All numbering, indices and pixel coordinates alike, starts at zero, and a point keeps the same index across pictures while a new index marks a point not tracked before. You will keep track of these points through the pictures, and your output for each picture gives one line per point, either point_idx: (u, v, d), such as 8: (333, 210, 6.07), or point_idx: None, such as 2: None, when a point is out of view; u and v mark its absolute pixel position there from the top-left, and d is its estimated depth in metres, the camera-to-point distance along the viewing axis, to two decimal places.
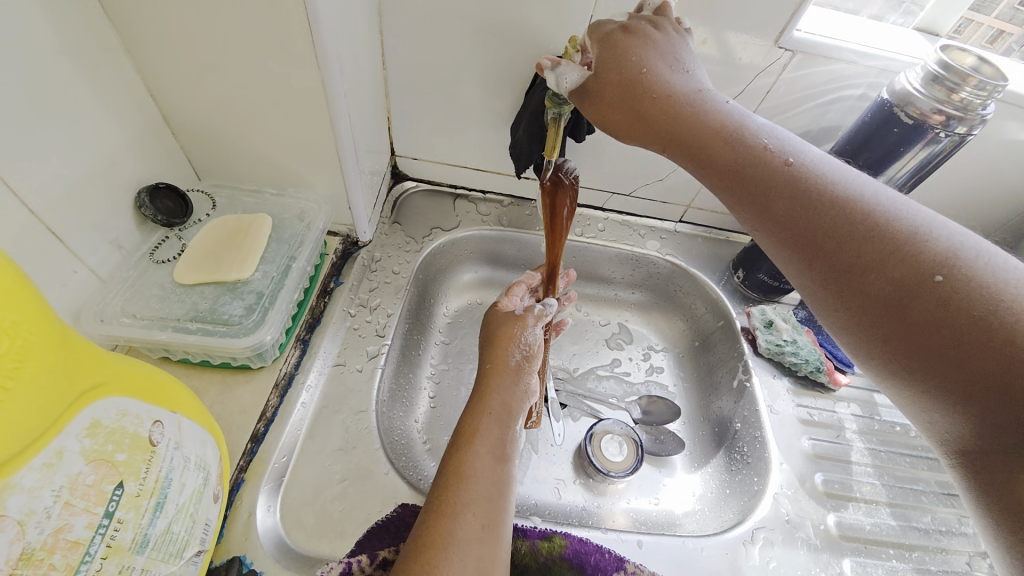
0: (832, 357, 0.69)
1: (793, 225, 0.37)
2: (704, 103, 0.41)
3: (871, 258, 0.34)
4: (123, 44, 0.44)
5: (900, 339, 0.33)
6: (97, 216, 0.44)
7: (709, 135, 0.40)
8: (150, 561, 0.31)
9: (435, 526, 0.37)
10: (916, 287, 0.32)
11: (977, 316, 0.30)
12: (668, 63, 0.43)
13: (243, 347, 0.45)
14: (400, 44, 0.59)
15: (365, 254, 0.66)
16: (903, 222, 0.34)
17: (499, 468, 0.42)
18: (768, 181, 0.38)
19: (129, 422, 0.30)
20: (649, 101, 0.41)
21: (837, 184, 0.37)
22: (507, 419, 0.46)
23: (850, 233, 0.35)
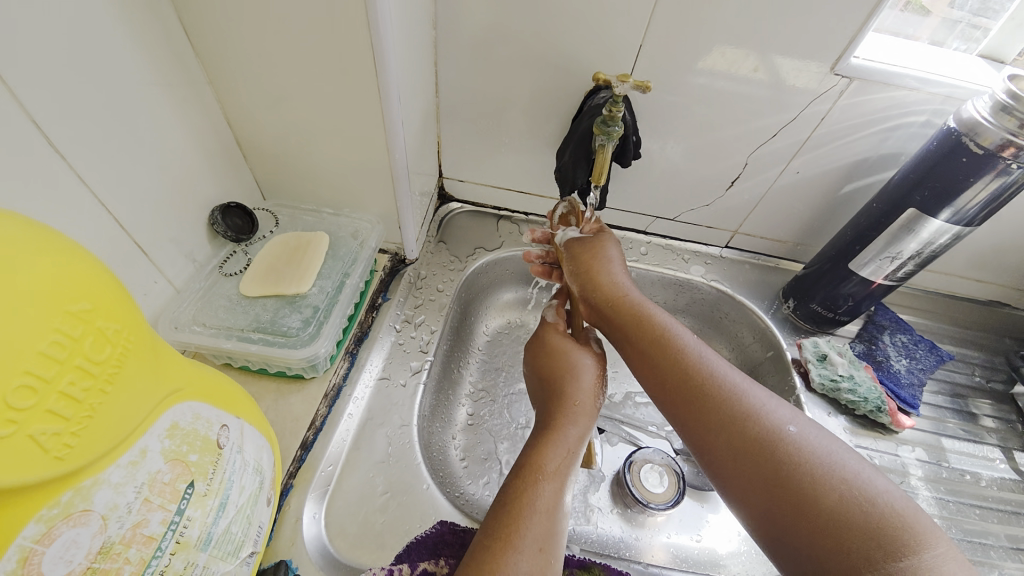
0: (894, 397, 0.64)
1: (678, 393, 0.45)
2: (640, 302, 0.52)
3: (726, 416, 0.41)
4: (209, 77, 0.48)
5: (743, 484, 0.39)
6: (177, 231, 0.48)
7: (655, 338, 0.48)
8: (210, 559, 0.33)
9: (496, 556, 0.37)
10: (755, 442, 0.39)
11: (800, 476, 0.37)
12: (619, 274, 0.56)
13: (299, 358, 0.47)
14: (453, 73, 0.62)
15: (412, 271, 0.68)
16: (751, 398, 0.42)
17: (560, 503, 0.43)
18: (672, 356, 0.46)
19: (200, 425, 0.32)
20: (628, 317, 0.51)
21: (720, 372, 0.45)
22: (572, 453, 0.47)
23: (724, 399, 0.42)
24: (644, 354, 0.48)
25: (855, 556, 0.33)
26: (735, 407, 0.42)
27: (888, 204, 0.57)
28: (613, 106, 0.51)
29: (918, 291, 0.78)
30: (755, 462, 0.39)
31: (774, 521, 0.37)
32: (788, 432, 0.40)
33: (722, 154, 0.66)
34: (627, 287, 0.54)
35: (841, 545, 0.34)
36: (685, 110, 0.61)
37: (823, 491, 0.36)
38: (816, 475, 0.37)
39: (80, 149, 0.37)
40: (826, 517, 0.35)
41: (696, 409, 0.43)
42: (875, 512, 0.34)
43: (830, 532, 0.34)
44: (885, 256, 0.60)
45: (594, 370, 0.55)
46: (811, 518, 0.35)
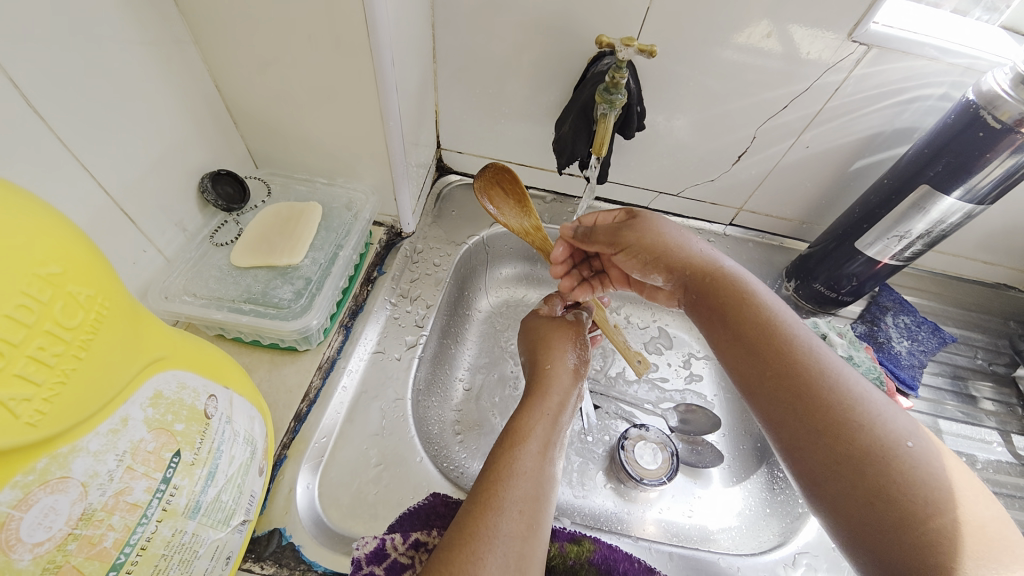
0: (894, 377, 0.64)
1: (775, 380, 0.41)
2: (732, 278, 0.47)
3: (831, 417, 0.37)
4: (194, 37, 0.46)
5: (829, 488, 0.36)
6: (165, 199, 0.47)
7: (731, 292, 0.46)
8: (200, 527, 0.33)
9: (480, 519, 0.38)
10: (862, 452, 0.35)
11: (904, 494, 0.33)
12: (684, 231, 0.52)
13: (291, 330, 0.46)
14: (451, 38, 0.59)
15: (408, 245, 0.67)
16: (862, 401, 0.38)
17: (545, 464, 0.43)
18: (778, 343, 0.42)
19: (186, 394, 0.31)
20: (723, 294, 0.46)
21: (826, 367, 0.40)
22: (558, 417, 0.47)
23: (832, 396, 0.38)
24: (741, 336, 0.44)
25: (901, 515, 0.33)
26: (853, 411, 0.37)
27: (899, 180, 0.55)
28: (616, 71, 0.48)
29: (924, 272, 0.77)
30: (853, 470, 0.35)
31: (826, 481, 0.36)
32: (906, 445, 0.35)
33: (730, 128, 0.63)
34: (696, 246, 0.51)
35: (897, 507, 0.33)
36: (693, 81, 0.59)
37: (895, 456, 0.35)
38: (927, 491, 0.33)
39: (59, 109, 0.36)
40: (927, 541, 0.32)
41: (771, 362, 0.41)
42: (998, 550, 0.31)
43: (878, 494, 0.34)
44: (893, 235, 0.58)
45: (573, 351, 0.54)
46: (913, 541, 0.32)
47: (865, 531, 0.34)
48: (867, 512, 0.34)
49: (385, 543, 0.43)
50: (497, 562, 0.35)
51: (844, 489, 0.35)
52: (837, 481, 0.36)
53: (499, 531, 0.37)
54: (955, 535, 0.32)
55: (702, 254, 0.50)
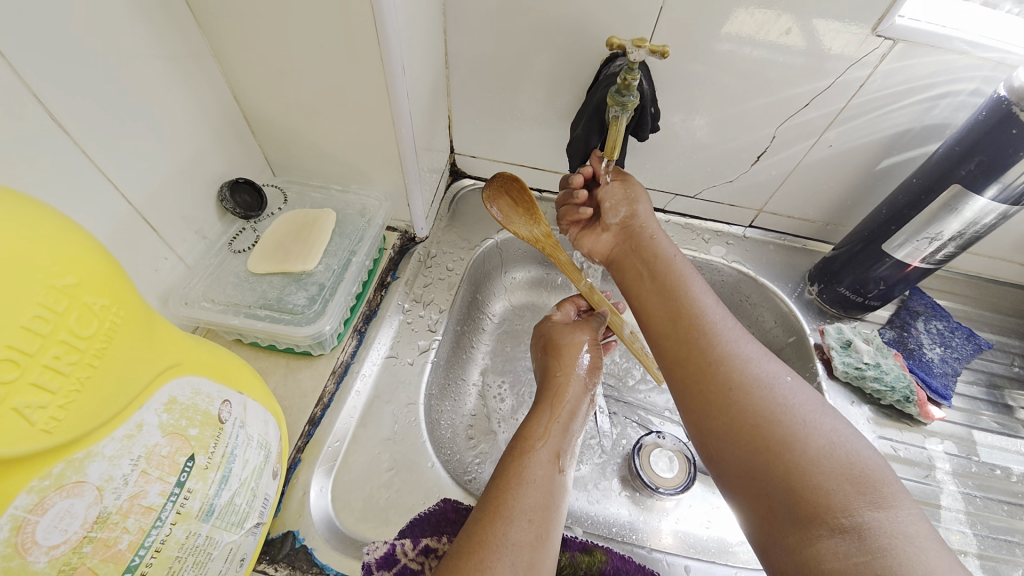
0: (925, 386, 0.61)
1: (681, 337, 0.47)
2: (665, 252, 0.54)
3: (722, 362, 0.43)
4: (212, 50, 0.47)
5: (722, 424, 0.41)
6: (185, 207, 0.48)
7: (676, 283, 0.51)
8: (213, 530, 0.33)
9: (489, 527, 0.37)
10: (745, 387, 0.41)
11: (780, 421, 0.39)
12: (649, 223, 0.57)
13: (304, 335, 0.47)
14: (463, 44, 0.60)
15: (422, 250, 0.68)
16: (749, 351, 0.44)
17: (556, 475, 0.42)
18: (689, 305, 0.49)
19: (200, 399, 0.32)
20: (657, 260, 0.54)
21: (726, 326, 0.47)
22: (569, 426, 0.47)
23: (727, 348, 0.44)
24: (658, 303, 0.51)
25: (818, 501, 0.35)
26: (742, 357, 0.44)
27: (929, 180, 0.53)
28: (628, 74, 0.47)
29: (958, 275, 0.73)
30: (739, 403, 0.41)
31: (720, 423, 0.41)
32: (783, 381, 0.42)
33: (748, 128, 0.62)
34: (654, 236, 0.56)
35: (805, 495, 0.35)
36: (708, 81, 0.58)
37: (777, 393, 0.41)
38: (799, 420, 0.39)
39: (82, 124, 0.37)
40: (799, 462, 0.37)
41: (700, 349, 0.45)
42: (858, 465, 0.36)
43: (793, 477, 0.36)
44: (923, 237, 0.55)
45: (586, 335, 0.55)
46: (787, 463, 0.37)
47: (744, 458, 0.39)
48: (749, 440, 0.39)
49: (395, 548, 0.44)
50: (507, 572, 0.35)
51: (757, 474, 0.38)
52: (745, 464, 0.39)
53: (510, 541, 0.37)
54: (871, 529, 0.33)
55: (661, 246, 0.55)
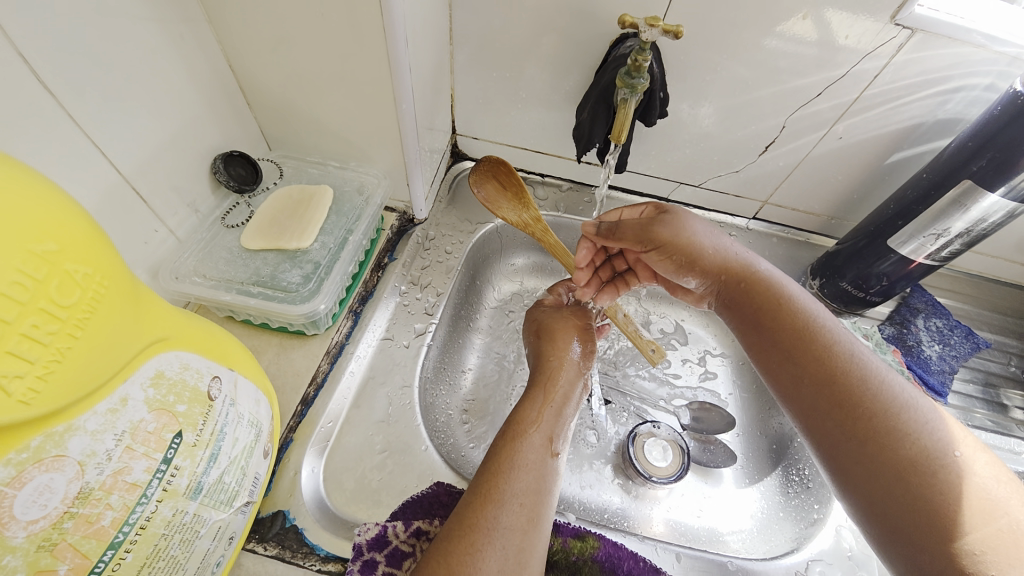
0: (922, 383, 0.61)
1: (773, 342, 0.45)
2: (742, 259, 0.50)
3: (824, 372, 0.41)
4: (206, 14, 0.45)
5: (838, 437, 0.39)
6: (177, 179, 0.47)
7: (769, 304, 0.46)
8: (202, 507, 0.33)
9: (480, 510, 0.37)
10: (848, 401, 0.39)
11: (901, 439, 0.36)
12: (712, 238, 0.51)
13: (298, 314, 0.46)
14: (467, 18, 0.57)
15: (420, 232, 0.66)
16: (851, 352, 0.41)
17: (548, 460, 0.42)
18: (778, 314, 0.45)
19: (189, 376, 0.31)
20: (733, 270, 0.49)
21: (823, 327, 0.43)
22: (562, 412, 0.46)
23: (833, 355, 0.41)
24: (750, 309, 0.47)
25: (940, 526, 0.33)
26: (853, 360, 0.41)
27: (940, 174, 0.52)
28: (639, 54, 0.46)
29: (959, 273, 0.73)
30: (858, 416, 0.38)
31: (841, 442, 0.39)
32: (901, 392, 0.39)
33: (758, 116, 0.60)
34: (718, 245, 0.50)
35: (936, 521, 0.33)
36: (720, 65, 0.56)
37: (893, 406, 0.38)
38: (914, 437, 0.36)
39: (68, 85, 0.35)
40: (926, 486, 0.35)
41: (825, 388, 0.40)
42: (982, 492, 0.34)
43: (915, 500, 0.35)
44: (930, 232, 0.54)
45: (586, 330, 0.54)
46: (912, 489, 0.35)
47: (866, 478, 0.37)
48: (867, 461, 0.37)
49: (387, 530, 0.43)
50: (497, 555, 0.35)
51: (872, 492, 0.36)
52: (925, 528, 0.34)
53: (501, 524, 0.36)
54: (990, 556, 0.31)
55: (733, 255, 0.50)
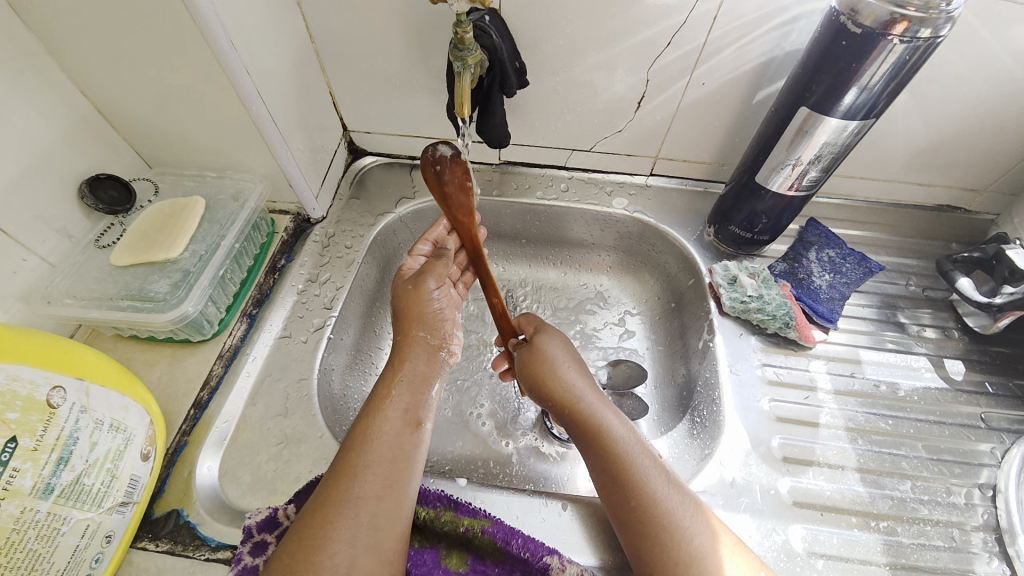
0: (812, 312, 0.62)
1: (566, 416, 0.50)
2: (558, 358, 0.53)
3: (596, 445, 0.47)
4: (37, 45, 0.47)
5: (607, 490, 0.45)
6: (39, 208, 0.49)
7: (593, 432, 0.48)
8: (58, 506, 0.35)
9: (336, 482, 0.40)
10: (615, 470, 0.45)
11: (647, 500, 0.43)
12: (565, 369, 0.52)
13: (167, 320, 0.48)
14: (320, 15, 0.58)
15: (318, 231, 0.68)
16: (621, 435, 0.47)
17: (404, 431, 0.44)
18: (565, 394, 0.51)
19: (19, 385, 0.34)
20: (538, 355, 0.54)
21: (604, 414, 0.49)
22: (420, 384, 0.48)
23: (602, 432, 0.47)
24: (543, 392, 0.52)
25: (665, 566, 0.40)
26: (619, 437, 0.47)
27: (785, 108, 0.53)
28: (460, 27, 0.47)
29: (859, 203, 0.73)
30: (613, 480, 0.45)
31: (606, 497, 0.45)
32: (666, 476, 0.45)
33: (621, 72, 0.61)
34: (567, 383, 0.51)
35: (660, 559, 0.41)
36: (568, 27, 0.57)
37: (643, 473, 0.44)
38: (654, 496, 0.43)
39: None
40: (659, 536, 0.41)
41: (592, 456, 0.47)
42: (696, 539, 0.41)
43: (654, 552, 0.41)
44: (786, 163, 0.55)
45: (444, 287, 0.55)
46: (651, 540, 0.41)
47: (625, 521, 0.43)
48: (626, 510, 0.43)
49: (277, 512, 0.44)
50: (349, 530, 0.38)
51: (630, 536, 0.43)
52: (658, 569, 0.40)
53: (356, 500, 0.39)
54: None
55: (554, 362, 0.53)
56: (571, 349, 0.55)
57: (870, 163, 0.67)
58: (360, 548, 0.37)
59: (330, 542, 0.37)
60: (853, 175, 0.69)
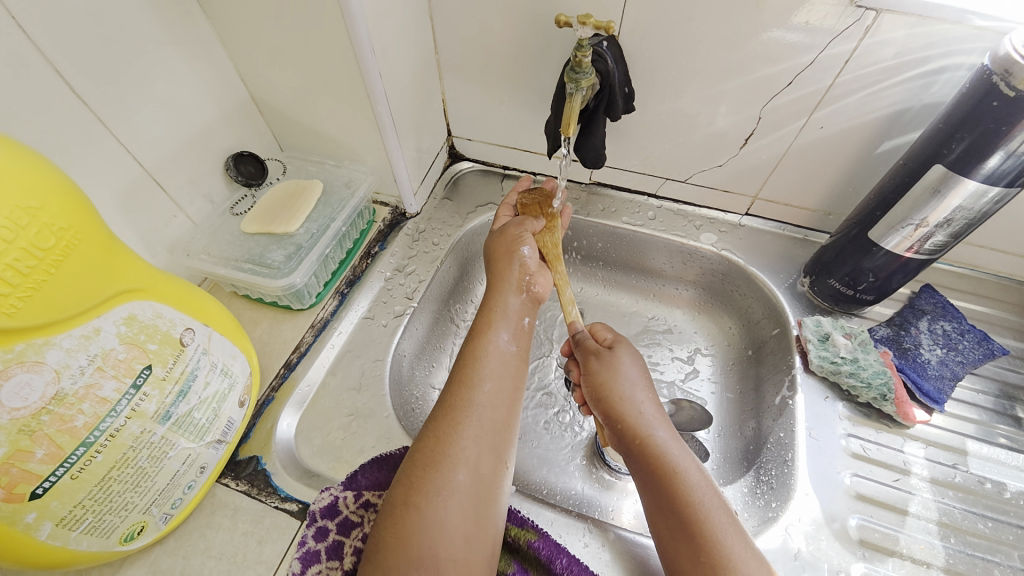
0: (914, 389, 0.56)
1: (627, 439, 0.49)
2: (627, 378, 0.53)
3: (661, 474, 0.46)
4: (218, 38, 0.55)
5: (665, 518, 0.44)
6: (193, 175, 0.57)
7: (662, 468, 0.46)
8: (170, 433, 0.41)
9: (456, 393, 0.49)
10: (678, 504, 0.44)
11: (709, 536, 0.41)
12: (639, 393, 0.52)
13: (277, 286, 0.54)
14: (447, 30, 0.63)
15: (411, 225, 0.72)
16: (688, 473, 0.45)
17: (509, 356, 0.54)
18: (633, 416, 0.50)
19: (161, 322, 0.40)
20: (607, 371, 0.54)
21: (670, 447, 0.47)
22: (523, 329, 0.58)
23: (669, 464, 0.46)
24: (611, 408, 0.52)
25: None
26: (687, 475, 0.45)
27: (917, 162, 0.49)
28: (579, 51, 0.50)
29: (986, 275, 0.65)
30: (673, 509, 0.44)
31: (659, 520, 0.44)
32: (730, 517, 0.43)
33: (732, 108, 0.60)
34: (640, 408, 0.51)
35: None
36: (685, 57, 0.57)
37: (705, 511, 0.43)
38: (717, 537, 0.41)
39: (95, 95, 0.45)
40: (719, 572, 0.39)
41: (655, 484, 0.46)
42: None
43: None
44: (907, 223, 0.51)
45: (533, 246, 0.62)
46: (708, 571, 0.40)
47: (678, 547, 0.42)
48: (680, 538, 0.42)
49: (337, 500, 0.46)
50: (474, 429, 0.47)
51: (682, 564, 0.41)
52: None
53: (478, 405, 0.48)
54: None
55: (621, 383, 0.52)
56: (641, 376, 0.54)
57: (1007, 234, 0.60)
58: (483, 442, 0.46)
59: (456, 433, 0.46)
60: (983, 244, 0.62)
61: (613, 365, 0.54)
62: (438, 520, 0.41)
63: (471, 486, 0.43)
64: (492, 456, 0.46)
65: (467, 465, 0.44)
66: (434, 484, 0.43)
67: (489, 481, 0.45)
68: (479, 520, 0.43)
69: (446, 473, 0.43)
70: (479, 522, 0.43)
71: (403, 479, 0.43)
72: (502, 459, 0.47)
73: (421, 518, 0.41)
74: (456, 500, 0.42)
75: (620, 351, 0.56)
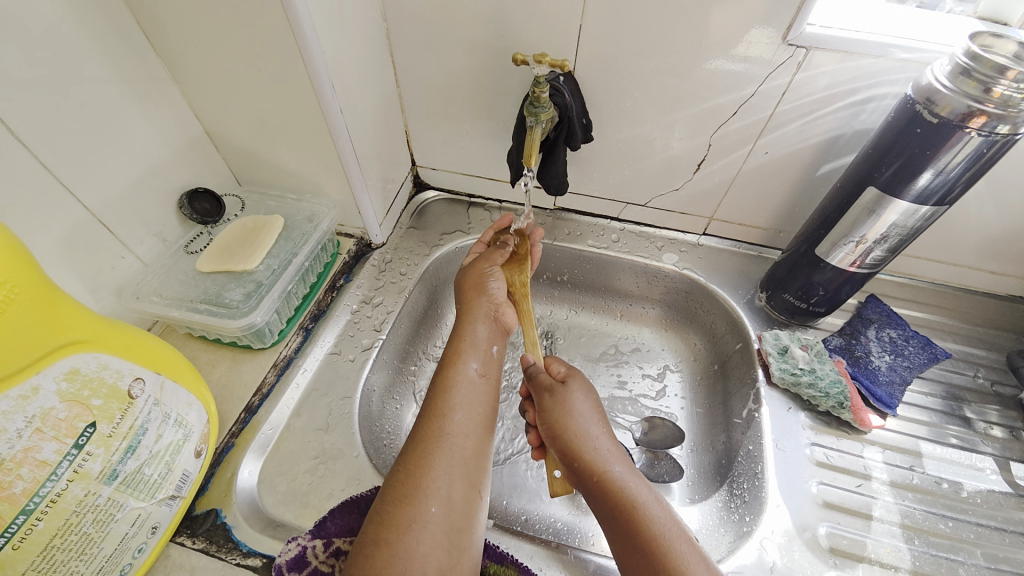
0: (869, 395, 0.59)
1: (585, 476, 0.50)
2: (581, 413, 0.54)
3: (622, 509, 0.46)
4: (171, 75, 0.54)
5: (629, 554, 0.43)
6: (144, 213, 0.55)
7: (623, 502, 0.46)
8: (118, 493, 0.38)
9: (427, 424, 0.48)
10: (640, 537, 0.43)
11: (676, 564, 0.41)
12: (594, 428, 0.53)
13: (236, 326, 0.52)
14: (407, 64, 0.64)
15: (377, 256, 0.71)
16: (650, 506, 0.45)
17: (480, 384, 0.53)
18: (589, 451, 0.50)
19: (108, 374, 0.37)
20: (562, 407, 0.54)
21: (630, 482, 0.48)
22: (492, 359, 0.57)
23: (628, 498, 0.46)
24: (567, 445, 0.52)
25: None
26: (648, 509, 0.45)
27: (853, 184, 0.53)
28: (538, 86, 0.53)
29: (923, 283, 0.70)
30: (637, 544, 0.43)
31: (625, 558, 0.44)
32: (693, 546, 0.43)
33: (684, 136, 0.63)
34: (596, 444, 0.51)
35: None
36: (637, 89, 0.60)
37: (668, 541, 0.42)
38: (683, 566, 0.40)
39: (37, 136, 0.43)
40: None
41: (617, 520, 0.45)
42: None
43: None
44: (849, 240, 0.55)
45: (501, 282, 0.61)
46: None
47: None
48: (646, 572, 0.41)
49: (306, 551, 0.44)
50: (446, 459, 0.46)
51: None
52: None
53: (450, 435, 0.47)
54: None
55: (578, 418, 0.53)
56: (594, 410, 0.55)
57: (936, 245, 0.65)
58: (455, 473, 0.45)
59: (428, 465, 0.45)
60: (917, 255, 0.67)
61: (566, 400, 0.54)
62: (409, 553, 0.39)
63: (444, 518, 0.42)
64: (464, 485, 0.45)
65: (440, 497, 0.43)
66: (407, 518, 0.41)
67: (462, 510, 0.44)
68: (453, 550, 0.41)
69: (418, 508, 0.42)
70: (453, 553, 0.41)
71: (374, 516, 0.42)
72: (475, 488, 0.46)
73: (394, 553, 0.39)
74: (429, 532, 0.41)
75: (574, 385, 0.57)
